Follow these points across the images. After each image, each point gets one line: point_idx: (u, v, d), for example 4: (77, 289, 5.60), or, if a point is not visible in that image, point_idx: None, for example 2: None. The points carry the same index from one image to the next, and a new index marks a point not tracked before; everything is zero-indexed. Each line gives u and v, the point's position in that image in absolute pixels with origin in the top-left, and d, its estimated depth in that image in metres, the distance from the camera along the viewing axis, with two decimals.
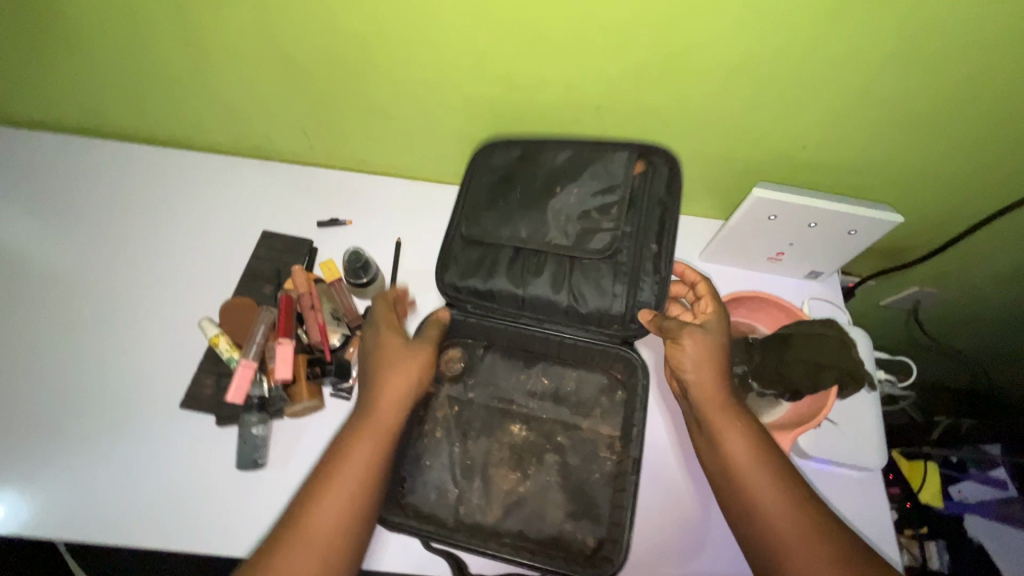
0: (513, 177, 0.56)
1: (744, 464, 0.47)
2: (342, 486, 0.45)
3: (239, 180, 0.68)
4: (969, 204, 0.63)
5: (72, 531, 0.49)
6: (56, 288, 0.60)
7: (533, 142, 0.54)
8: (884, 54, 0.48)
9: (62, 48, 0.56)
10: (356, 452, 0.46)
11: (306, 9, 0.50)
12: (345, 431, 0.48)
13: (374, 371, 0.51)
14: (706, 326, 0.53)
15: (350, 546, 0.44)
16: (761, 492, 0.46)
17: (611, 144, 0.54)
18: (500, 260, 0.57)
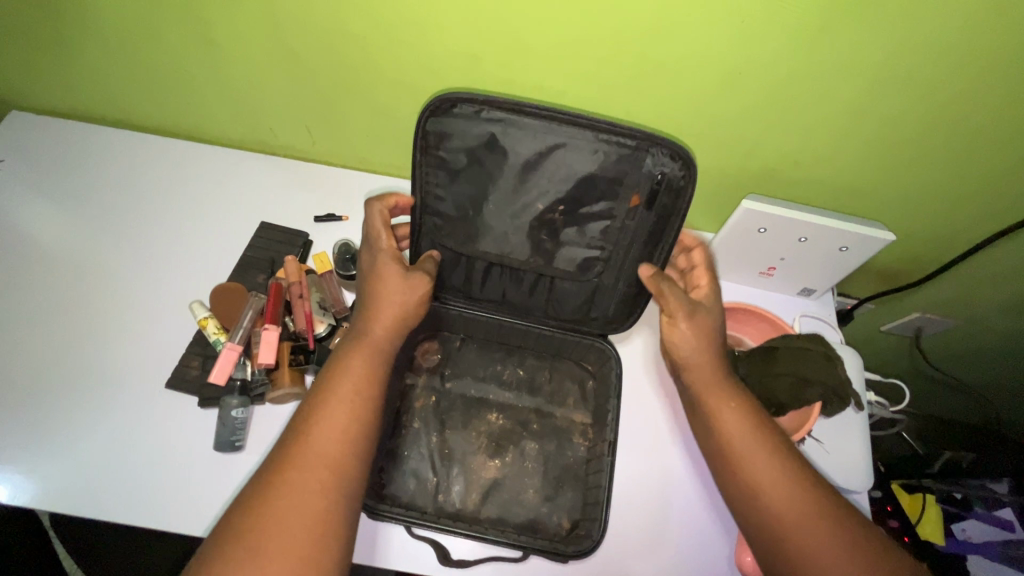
0: (477, 174, 0.48)
1: (739, 439, 0.46)
2: (341, 406, 0.43)
3: (242, 172, 0.70)
4: (966, 226, 0.62)
5: (46, 499, 0.50)
6: (59, 266, 0.62)
7: (516, 138, 0.46)
8: (872, 70, 0.49)
9: (82, 38, 0.59)
10: (352, 369, 0.45)
11: (308, 9, 0.52)
12: (337, 353, 0.46)
13: (366, 300, 0.49)
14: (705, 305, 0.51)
15: (358, 466, 0.41)
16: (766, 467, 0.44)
17: (615, 144, 0.46)
18: (475, 266, 0.54)
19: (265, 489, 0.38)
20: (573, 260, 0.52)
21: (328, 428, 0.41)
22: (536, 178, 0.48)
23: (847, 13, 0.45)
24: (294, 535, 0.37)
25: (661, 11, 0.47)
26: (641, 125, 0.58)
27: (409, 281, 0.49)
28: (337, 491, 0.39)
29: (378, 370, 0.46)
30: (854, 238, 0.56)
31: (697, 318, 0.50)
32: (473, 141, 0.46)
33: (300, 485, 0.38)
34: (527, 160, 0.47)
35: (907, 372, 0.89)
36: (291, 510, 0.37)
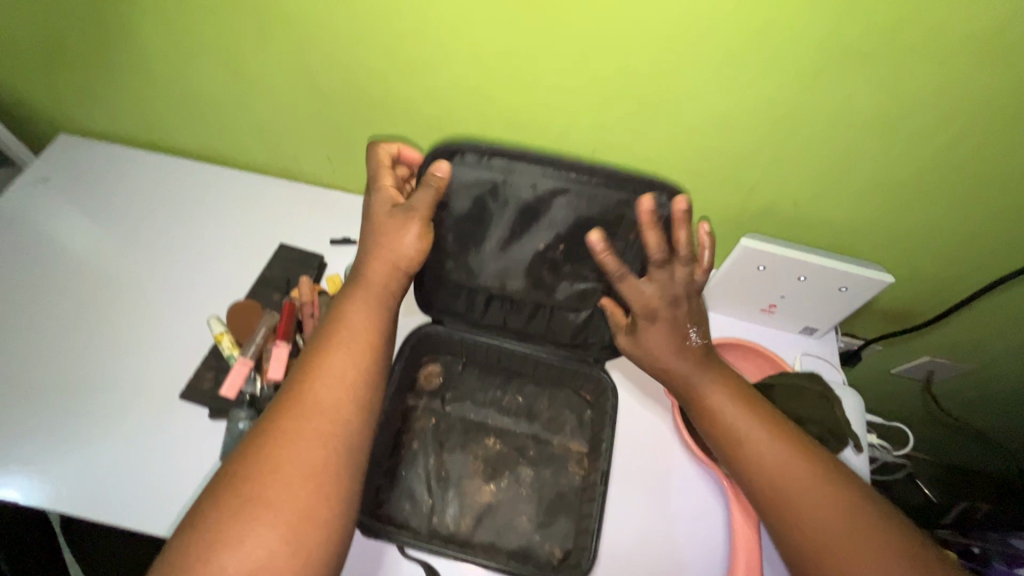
0: (480, 217, 0.50)
1: (721, 408, 0.49)
2: (345, 354, 0.45)
3: (266, 196, 0.74)
4: (970, 269, 0.63)
5: (40, 497, 0.52)
6: (92, 279, 0.66)
7: (521, 184, 0.47)
8: (865, 114, 0.51)
9: (132, 69, 0.64)
10: (350, 317, 0.47)
11: (337, 49, 0.56)
12: (338, 303, 0.49)
13: (364, 253, 0.51)
14: (642, 333, 0.53)
15: (361, 410, 0.43)
16: (753, 440, 0.47)
17: (615, 188, 0.47)
18: (478, 298, 0.56)
19: (269, 436, 0.40)
20: (571, 292, 0.54)
21: (328, 379, 0.43)
22: (537, 219, 0.49)
23: (836, 61, 0.47)
24: (300, 473, 0.38)
25: (663, 58, 0.50)
26: (643, 164, 0.60)
27: (404, 225, 0.49)
28: (338, 432, 0.41)
29: (378, 315, 0.48)
30: (854, 279, 0.57)
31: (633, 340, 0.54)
32: (477, 188, 0.48)
33: (305, 431, 0.40)
34: (527, 202, 0.49)
35: (921, 417, 0.87)
36: (296, 450, 0.39)
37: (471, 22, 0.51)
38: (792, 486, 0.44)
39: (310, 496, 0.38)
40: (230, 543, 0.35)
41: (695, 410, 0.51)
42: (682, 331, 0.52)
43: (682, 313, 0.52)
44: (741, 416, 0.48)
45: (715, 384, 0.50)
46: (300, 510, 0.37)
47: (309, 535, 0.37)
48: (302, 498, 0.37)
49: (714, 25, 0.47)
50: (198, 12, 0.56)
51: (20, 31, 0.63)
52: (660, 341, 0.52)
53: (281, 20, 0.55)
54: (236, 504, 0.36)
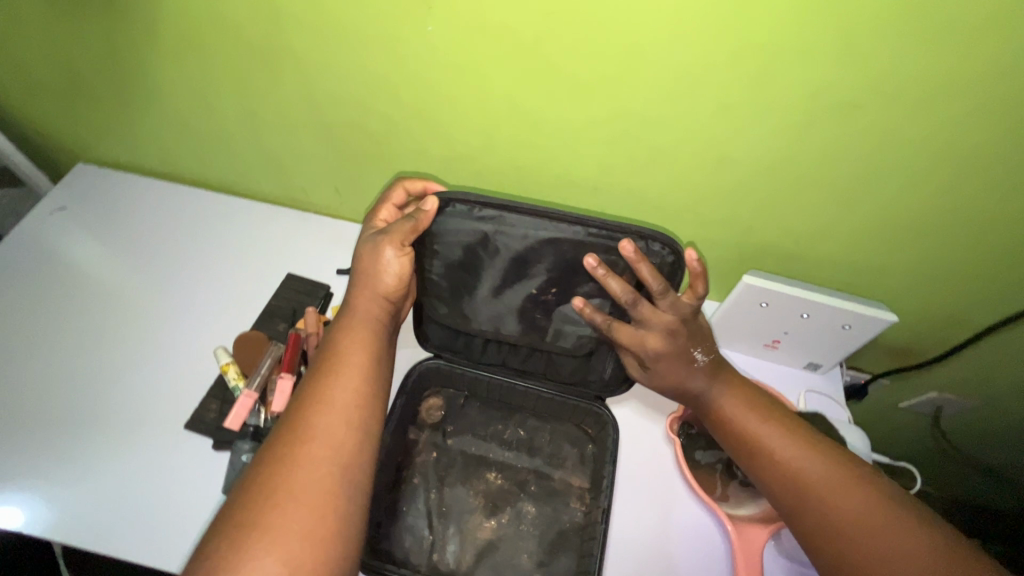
0: (474, 265, 0.52)
1: (743, 418, 0.50)
2: (343, 378, 0.45)
3: (275, 226, 0.76)
4: (976, 307, 0.62)
5: (44, 528, 0.52)
6: (102, 306, 0.67)
7: (512, 233, 0.50)
8: (863, 157, 0.51)
9: (150, 105, 0.67)
10: (347, 343, 0.48)
11: (345, 88, 0.58)
12: (333, 330, 0.50)
13: (353, 283, 0.53)
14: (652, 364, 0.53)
15: (357, 435, 0.43)
16: (781, 448, 0.47)
17: (605, 233, 0.49)
18: (475, 338, 0.59)
19: (269, 463, 0.40)
20: (568, 335, 0.56)
21: (326, 403, 0.43)
22: (530, 266, 0.51)
23: (833, 107, 0.48)
24: (300, 497, 0.38)
25: (662, 102, 0.51)
26: (645, 200, 0.61)
27: (378, 249, 0.51)
28: (336, 456, 0.41)
29: (372, 339, 0.49)
30: (856, 317, 0.58)
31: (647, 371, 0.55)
32: (470, 239, 0.51)
33: (306, 456, 0.40)
34: (517, 251, 0.51)
35: (932, 453, 0.85)
36: (296, 476, 0.39)
37: (476, 67, 0.53)
38: (830, 489, 0.44)
39: (309, 520, 0.38)
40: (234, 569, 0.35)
41: (716, 423, 0.51)
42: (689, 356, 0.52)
43: (681, 343, 0.52)
44: (763, 424, 0.49)
45: (734, 396, 0.51)
46: (302, 534, 0.37)
47: (312, 558, 0.36)
48: (304, 522, 0.37)
49: (712, 71, 0.48)
50: (214, 54, 0.58)
51: (44, 68, 0.66)
52: (670, 370, 0.53)
53: (293, 62, 0.57)
54: (240, 530, 0.37)
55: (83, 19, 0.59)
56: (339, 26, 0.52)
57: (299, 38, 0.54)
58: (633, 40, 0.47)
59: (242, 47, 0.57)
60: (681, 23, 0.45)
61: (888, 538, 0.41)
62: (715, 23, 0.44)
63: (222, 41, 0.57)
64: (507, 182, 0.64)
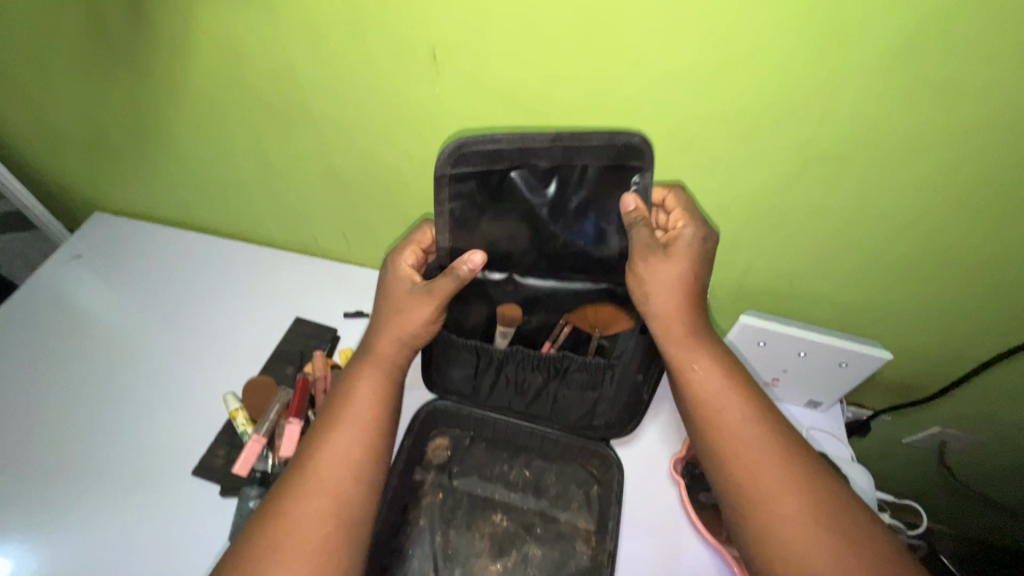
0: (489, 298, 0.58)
1: (719, 400, 0.47)
2: (350, 428, 0.47)
3: (285, 270, 0.78)
4: (972, 343, 0.64)
5: None
6: (114, 352, 0.69)
7: (527, 265, 0.55)
8: (852, 202, 0.54)
9: (169, 159, 0.70)
10: (358, 393, 0.49)
11: (356, 143, 0.61)
12: (348, 379, 0.51)
13: (373, 327, 0.54)
14: (670, 249, 0.50)
15: (361, 487, 0.44)
16: (746, 438, 0.45)
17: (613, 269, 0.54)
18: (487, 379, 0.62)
19: (278, 511, 0.42)
20: (576, 379, 0.59)
21: (330, 454, 0.45)
22: (544, 305, 0.58)
23: (820, 156, 0.51)
24: (303, 549, 0.40)
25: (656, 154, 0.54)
26: None
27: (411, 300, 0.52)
28: (340, 509, 0.42)
29: (384, 387, 0.50)
30: (853, 355, 0.59)
31: (654, 259, 0.49)
32: (490, 287, 0.57)
33: (305, 509, 0.41)
34: (533, 295, 0.57)
35: (940, 490, 0.84)
36: (299, 526, 0.41)
37: (480, 123, 0.56)
38: (771, 485, 0.43)
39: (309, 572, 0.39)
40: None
41: (688, 392, 0.49)
42: (704, 268, 0.51)
43: (705, 249, 0.50)
44: (739, 410, 0.47)
45: (716, 375, 0.48)
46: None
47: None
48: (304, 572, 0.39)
49: (706, 124, 0.51)
50: (234, 111, 0.62)
51: (72, 125, 0.69)
52: (689, 262, 0.50)
53: (309, 119, 0.60)
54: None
55: (113, 82, 0.63)
56: (353, 88, 0.56)
57: (315, 98, 0.58)
58: (629, 100, 0.50)
59: (260, 107, 0.60)
60: (675, 84, 0.48)
61: (807, 544, 0.40)
62: (707, 83, 0.48)
63: (242, 101, 0.60)
64: None
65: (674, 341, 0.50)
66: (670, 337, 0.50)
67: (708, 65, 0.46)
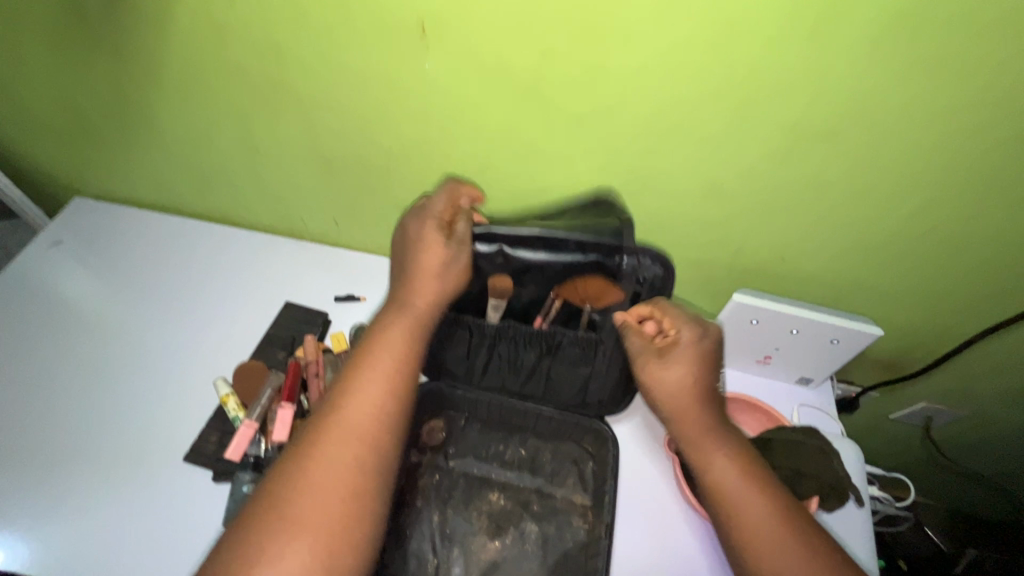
0: (481, 270, 0.57)
1: (732, 487, 0.45)
2: (383, 369, 0.45)
3: (273, 255, 0.77)
4: (959, 320, 0.64)
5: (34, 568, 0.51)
6: (99, 339, 0.67)
7: (525, 239, 0.55)
8: (845, 180, 0.53)
9: (148, 140, 0.68)
10: (393, 337, 0.48)
11: (341, 122, 0.60)
12: (380, 322, 0.50)
13: (405, 270, 0.54)
14: (669, 356, 0.51)
15: (393, 430, 0.43)
16: (763, 532, 0.43)
17: (603, 244, 0.54)
18: (481, 349, 0.62)
19: (307, 453, 0.40)
20: (569, 354, 0.60)
21: (363, 394, 0.43)
22: (534, 277, 0.58)
23: (812, 133, 0.50)
24: (336, 486, 0.38)
25: (647, 131, 0.53)
26: (636, 223, 0.63)
27: (446, 249, 0.53)
28: (370, 448, 0.41)
29: (417, 335, 0.49)
30: (843, 331, 0.60)
31: (651, 368, 0.51)
32: (480, 260, 0.56)
33: (336, 445, 0.40)
34: (524, 266, 0.57)
35: (923, 464, 0.86)
36: (333, 464, 0.39)
37: (469, 100, 0.55)
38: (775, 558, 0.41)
39: (340, 508, 0.37)
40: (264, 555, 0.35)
41: (703, 481, 0.47)
42: (714, 369, 0.51)
43: (706, 347, 0.51)
44: (754, 498, 0.44)
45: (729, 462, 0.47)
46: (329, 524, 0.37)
47: (340, 545, 0.36)
48: (336, 512, 0.37)
49: (698, 101, 0.50)
50: (214, 90, 0.60)
51: (46, 106, 0.67)
52: (690, 368, 0.50)
53: (295, 100, 0.59)
54: (275, 513, 0.37)
55: (89, 62, 0.60)
56: (340, 66, 0.54)
57: (301, 77, 0.56)
58: (619, 77, 0.49)
59: (243, 86, 0.59)
60: (669, 60, 0.47)
61: None
62: (702, 59, 0.47)
63: (226, 83, 0.59)
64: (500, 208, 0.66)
65: (686, 435, 0.49)
66: (684, 432, 0.49)
67: (699, 41, 0.46)
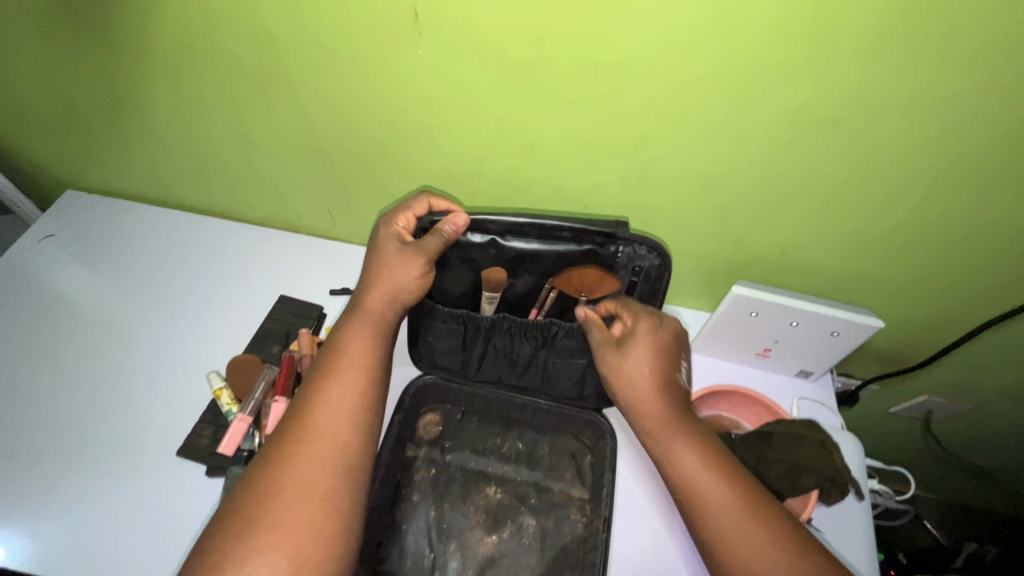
0: (473, 260, 0.56)
1: (699, 478, 0.45)
2: (344, 379, 0.45)
3: (268, 247, 0.76)
4: (961, 312, 0.64)
5: (25, 563, 0.50)
6: (90, 333, 0.67)
7: (517, 227, 0.54)
8: (845, 169, 0.53)
9: (139, 132, 0.67)
10: (351, 344, 0.48)
11: (335, 112, 0.59)
12: (338, 333, 0.49)
13: (365, 282, 0.53)
14: (628, 344, 0.52)
15: (362, 439, 0.43)
16: (731, 520, 0.42)
17: (597, 231, 0.53)
18: (476, 341, 0.61)
19: (275, 468, 0.39)
20: (565, 346, 0.59)
21: (327, 404, 0.43)
22: (529, 266, 0.57)
23: (812, 121, 0.49)
24: (306, 493, 0.38)
25: (646, 120, 0.52)
26: (634, 213, 0.63)
27: (408, 256, 0.52)
28: (341, 457, 0.40)
29: (378, 342, 0.49)
30: (844, 324, 0.59)
31: (610, 357, 0.52)
32: (472, 252, 0.56)
33: (304, 457, 0.39)
34: (517, 257, 0.56)
35: (923, 457, 0.86)
36: (301, 475, 0.38)
37: (464, 89, 0.54)
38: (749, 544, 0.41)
39: (313, 514, 0.37)
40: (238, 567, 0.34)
41: (672, 477, 0.46)
42: (672, 360, 0.51)
43: (664, 337, 0.52)
44: (719, 486, 0.44)
45: (695, 453, 0.46)
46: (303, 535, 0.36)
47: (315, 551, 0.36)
48: (309, 517, 0.37)
49: (696, 89, 0.49)
50: (204, 80, 0.59)
51: (34, 97, 0.66)
52: (653, 359, 0.51)
53: (286, 90, 0.58)
54: (246, 528, 0.36)
55: (76, 52, 0.59)
56: (330, 53, 0.53)
57: (291, 65, 0.55)
58: (617, 65, 0.49)
59: (233, 76, 0.58)
60: (666, 46, 0.46)
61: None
62: (701, 43, 0.46)
63: (215, 72, 0.58)
64: (497, 199, 0.65)
65: (652, 430, 0.48)
66: (647, 426, 0.49)
67: (697, 27, 0.45)
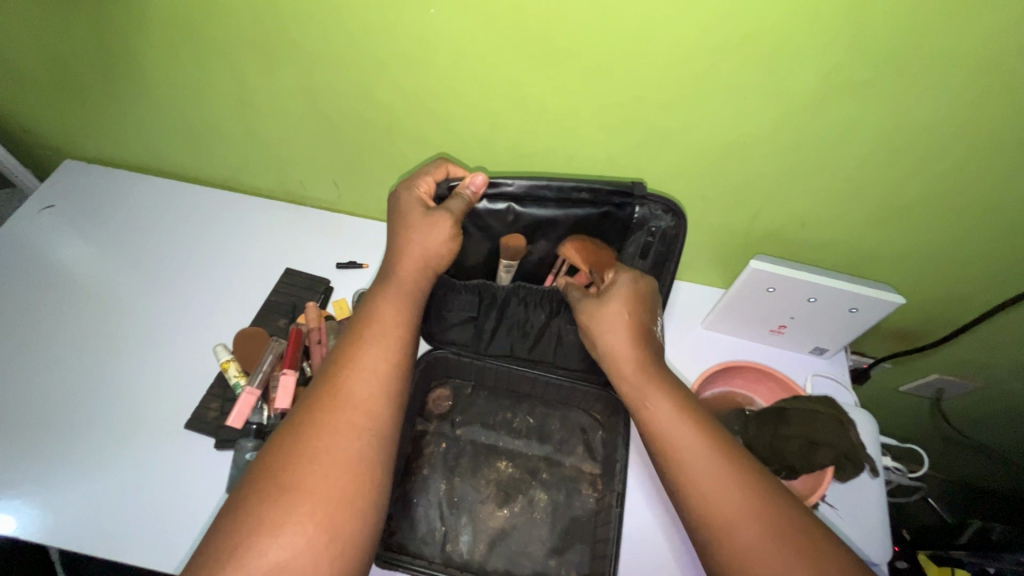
0: (490, 228, 0.55)
1: (687, 452, 0.41)
2: (377, 344, 0.43)
3: (272, 219, 0.75)
4: (981, 290, 0.62)
5: (35, 533, 0.50)
6: (94, 305, 0.66)
7: (534, 192, 0.53)
8: (876, 139, 0.50)
9: (140, 99, 0.65)
10: (384, 309, 0.46)
11: (341, 77, 0.57)
12: (368, 299, 0.47)
13: (392, 246, 0.51)
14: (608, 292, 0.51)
15: (395, 407, 0.41)
16: (698, 471, 0.40)
17: (614, 195, 0.53)
18: (492, 311, 0.61)
19: (304, 431, 0.37)
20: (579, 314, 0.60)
21: (359, 369, 0.41)
22: (546, 232, 0.55)
23: (841, 90, 0.47)
24: (339, 463, 0.36)
25: (667, 87, 0.50)
26: (651, 183, 0.61)
27: (434, 221, 0.50)
28: (373, 425, 0.39)
29: (409, 308, 0.47)
30: (864, 300, 0.58)
31: (591, 305, 0.51)
32: (490, 220, 0.54)
33: (337, 423, 0.38)
34: (534, 223, 0.55)
35: (931, 435, 0.86)
36: (331, 441, 0.37)
37: (477, 54, 0.52)
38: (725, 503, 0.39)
39: (344, 482, 0.36)
40: (264, 534, 0.33)
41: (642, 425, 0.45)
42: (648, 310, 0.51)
43: (642, 289, 0.51)
44: (690, 438, 0.42)
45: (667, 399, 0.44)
46: (332, 500, 0.35)
47: (346, 521, 0.35)
48: (340, 486, 0.36)
49: (721, 56, 0.47)
50: (205, 43, 0.57)
51: (29, 63, 0.63)
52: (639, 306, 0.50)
53: (292, 52, 0.55)
54: (277, 493, 0.35)
55: (69, 13, 0.57)
56: (337, 15, 0.51)
57: (296, 25, 0.53)
58: (638, 28, 0.46)
59: (236, 37, 0.55)
60: (692, 8, 0.44)
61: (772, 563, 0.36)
62: (732, 3, 0.43)
63: (217, 34, 0.55)
64: (509, 168, 0.63)
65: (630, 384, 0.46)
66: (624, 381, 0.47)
67: None
